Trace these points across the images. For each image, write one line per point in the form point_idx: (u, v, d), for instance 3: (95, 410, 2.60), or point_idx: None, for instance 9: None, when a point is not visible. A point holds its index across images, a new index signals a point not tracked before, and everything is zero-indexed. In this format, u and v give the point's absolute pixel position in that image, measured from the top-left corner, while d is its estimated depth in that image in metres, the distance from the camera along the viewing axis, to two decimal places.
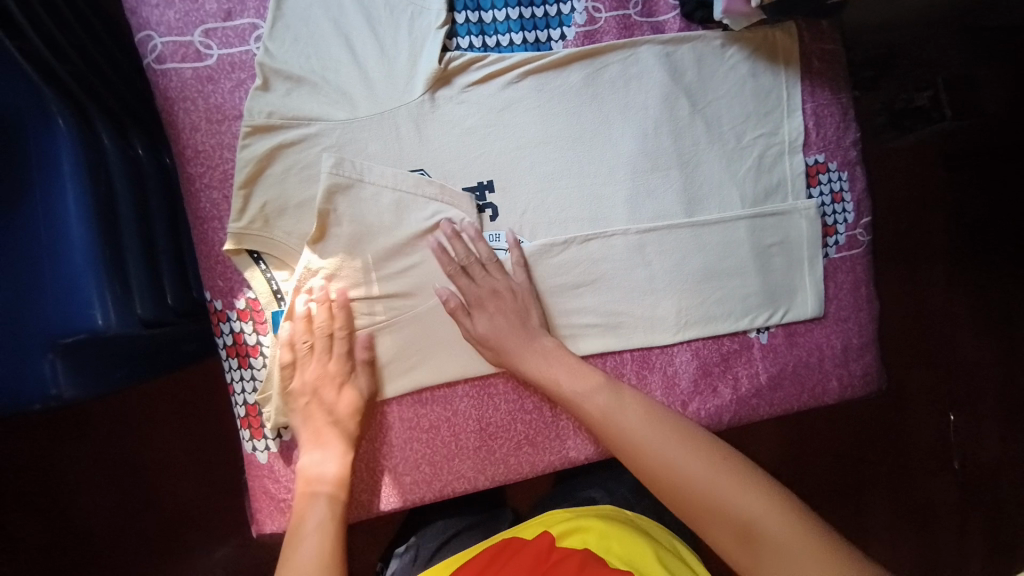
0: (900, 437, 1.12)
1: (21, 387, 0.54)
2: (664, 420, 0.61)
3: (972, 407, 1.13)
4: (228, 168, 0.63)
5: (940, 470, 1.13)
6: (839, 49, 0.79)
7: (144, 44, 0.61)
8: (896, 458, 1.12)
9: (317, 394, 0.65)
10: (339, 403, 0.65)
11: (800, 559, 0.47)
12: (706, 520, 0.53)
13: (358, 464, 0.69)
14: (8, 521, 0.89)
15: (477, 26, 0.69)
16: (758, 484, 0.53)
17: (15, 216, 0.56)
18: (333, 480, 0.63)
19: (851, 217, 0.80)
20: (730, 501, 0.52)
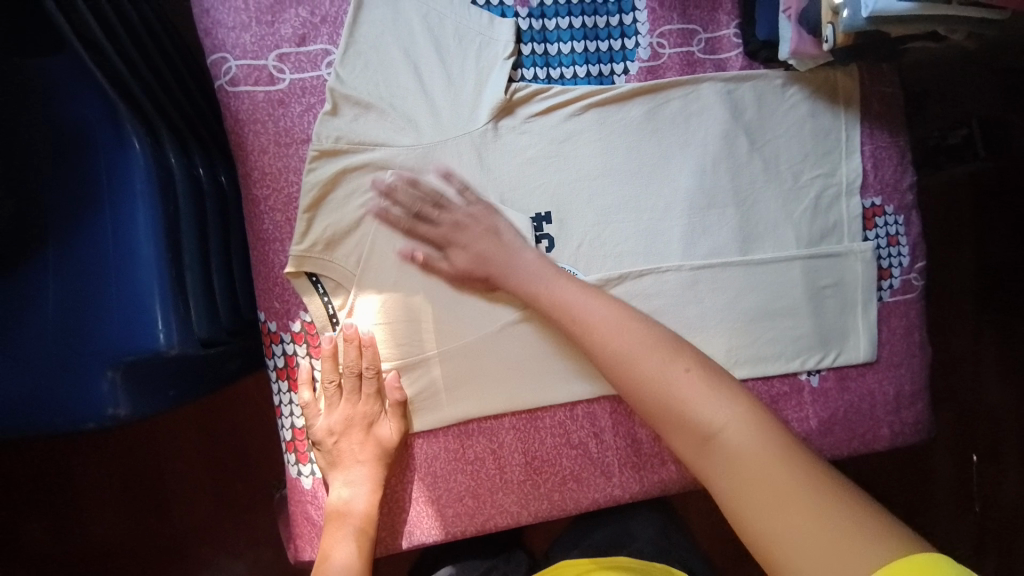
0: (924, 477, 1.09)
1: (81, 405, 0.55)
2: (632, 318, 0.56)
3: (996, 450, 1.09)
4: (292, 191, 0.64)
5: (961, 513, 1.09)
6: (898, 92, 0.78)
7: (218, 66, 0.63)
8: (919, 499, 1.09)
9: (356, 423, 0.65)
10: (379, 433, 0.65)
11: (757, 468, 0.44)
12: (666, 422, 0.50)
13: (388, 495, 0.68)
14: (28, 525, 0.89)
15: (542, 58, 0.70)
16: (726, 387, 0.49)
17: (90, 230, 0.57)
18: (362, 513, 0.63)
19: (906, 260, 0.79)
20: (694, 405, 0.48)
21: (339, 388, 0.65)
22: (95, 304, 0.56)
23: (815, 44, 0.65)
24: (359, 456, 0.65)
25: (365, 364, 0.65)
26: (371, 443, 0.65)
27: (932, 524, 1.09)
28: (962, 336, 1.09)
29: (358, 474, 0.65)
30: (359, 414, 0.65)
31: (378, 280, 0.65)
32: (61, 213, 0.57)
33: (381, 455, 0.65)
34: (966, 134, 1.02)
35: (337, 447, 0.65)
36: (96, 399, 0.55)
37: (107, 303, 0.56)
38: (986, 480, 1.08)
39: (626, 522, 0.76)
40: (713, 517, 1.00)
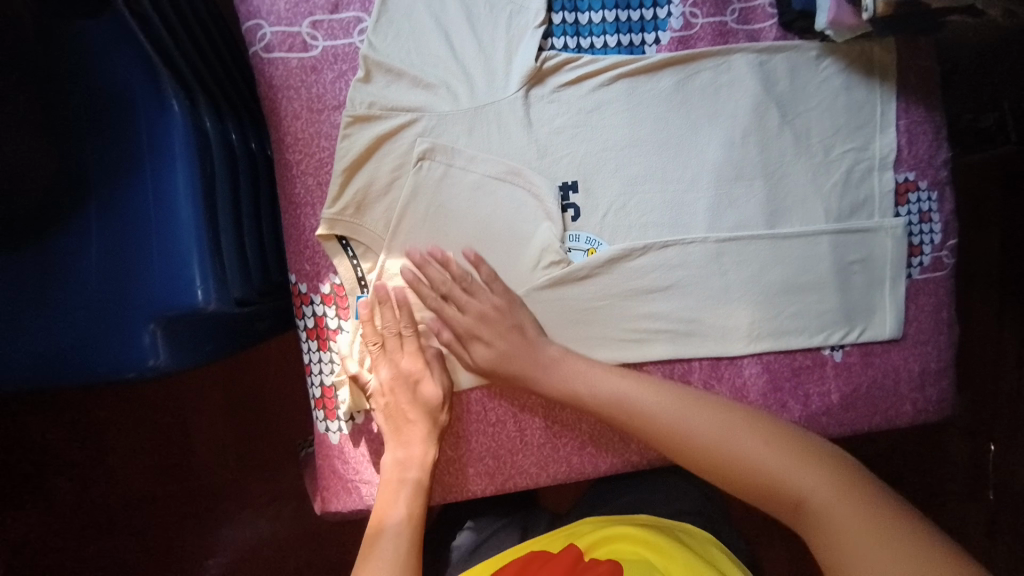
0: (941, 463, 1.09)
1: (124, 357, 0.57)
2: (698, 401, 0.60)
3: (1018, 439, 1.07)
4: (325, 156, 0.65)
5: (979, 500, 1.08)
6: (936, 66, 0.77)
7: (253, 32, 0.64)
8: (936, 486, 1.08)
9: (398, 386, 0.66)
10: (419, 397, 0.66)
11: (847, 531, 0.48)
12: (765, 499, 0.54)
13: (443, 454, 0.70)
14: (67, 477, 0.93)
15: (573, 27, 0.70)
16: (805, 456, 0.53)
17: (133, 192, 0.60)
18: (419, 466, 0.65)
19: (938, 238, 0.78)
20: (785, 477, 0.52)
21: (382, 349, 0.67)
22: (139, 261, 0.59)
23: (854, 14, 0.64)
24: (411, 413, 0.66)
25: (404, 325, 0.67)
26: (419, 401, 0.66)
27: (947, 508, 1.08)
28: (992, 321, 1.07)
29: (410, 433, 0.66)
30: (405, 372, 0.66)
31: (404, 246, 0.67)
32: (108, 173, 0.60)
33: (432, 410, 0.67)
34: (999, 117, 0.98)
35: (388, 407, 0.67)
36: (137, 352, 0.57)
37: (149, 259, 0.59)
38: (1007, 465, 1.07)
39: (643, 491, 0.77)
40: (726, 495, 1.01)
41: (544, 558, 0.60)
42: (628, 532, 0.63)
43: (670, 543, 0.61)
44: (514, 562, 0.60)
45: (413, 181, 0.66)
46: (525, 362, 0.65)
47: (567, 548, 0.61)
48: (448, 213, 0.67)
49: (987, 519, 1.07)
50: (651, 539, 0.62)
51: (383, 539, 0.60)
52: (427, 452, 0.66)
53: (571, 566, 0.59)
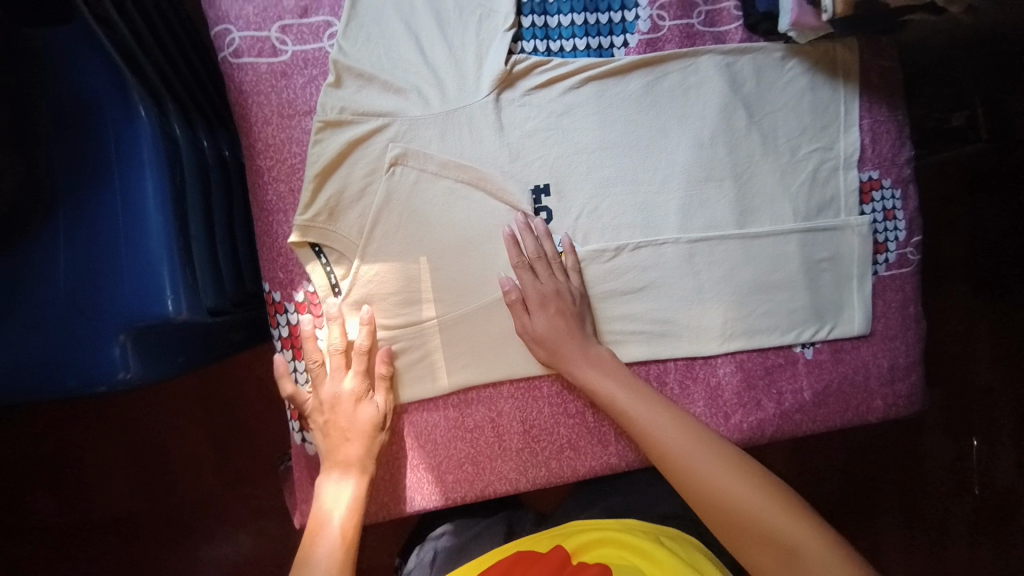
0: (920, 458, 1.11)
1: (93, 370, 0.56)
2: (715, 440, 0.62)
3: (991, 431, 1.10)
4: (295, 162, 0.65)
5: (955, 492, 1.11)
6: (897, 66, 0.79)
7: (221, 37, 0.64)
8: (914, 480, 1.11)
9: (335, 409, 0.65)
10: (354, 419, 0.65)
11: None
12: (754, 544, 0.55)
13: (381, 474, 0.69)
14: (38, 496, 0.91)
15: (542, 30, 0.71)
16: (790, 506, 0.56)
17: (96, 200, 0.58)
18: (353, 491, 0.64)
19: (902, 235, 0.80)
20: (780, 528, 0.54)
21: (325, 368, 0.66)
22: (107, 270, 0.57)
23: (814, 15, 0.66)
24: (348, 433, 0.65)
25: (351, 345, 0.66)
26: (361, 420, 0.65)
27: (925, 500, 1.11)
28: (963, 316, 1.10)
29: (349, 457, 0.65)
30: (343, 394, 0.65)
31: (377, 251, 0.66)
32: (69, 181, 0.58)
33: (371, 430, 0.65)
34: (967, 116, 1.02)
35: (332, 420, 0.65)
36: (107, 365, 0.56)
37: (118, 271, 0.57)
38: (982, 456, 1.10)
39: (623, 493, 0.78)
40: None
41: (532, 559, 0.60)
42: (613, 536, 0.64)
43: (658, 548, 0.62)
44: (502, 560, 0.60)
45: (385, 188, 0.66)
46: (571, 353, 0.67)
47: (556, 549, 0.61)
48: (421, 216, 0.67)
49: (964, 511, 1.10)
50: (638, 544, 0.62)
51: (314, 561, 0.59)
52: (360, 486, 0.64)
53: (560, 566, 0.59)
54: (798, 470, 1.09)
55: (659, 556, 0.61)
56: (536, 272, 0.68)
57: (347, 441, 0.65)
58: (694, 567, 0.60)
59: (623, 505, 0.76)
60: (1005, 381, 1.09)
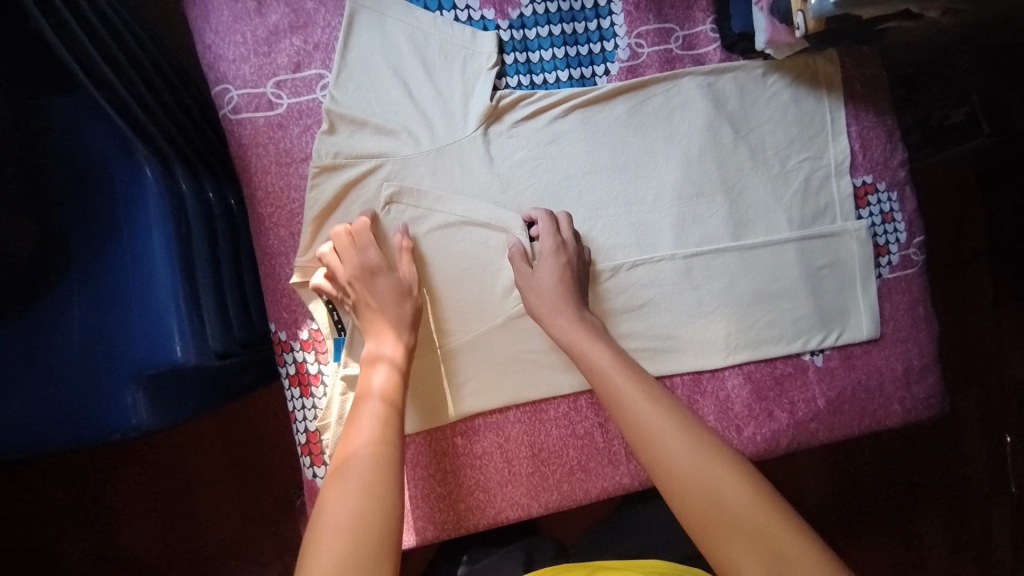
0: (955, 462, 1.07)
1: (108, 418, 0.59)
2: (700, 427, 0.56)
3: None
4: (295, 208, 0.68)
5: (996, 497, 1.07)
6: (882, 72, 0.79)
7: (221, 96, 0.67)
8: (951, 485, 1.07)
9: (364, 289, 0.66)
10: (383, 294, 0.66)
11: None
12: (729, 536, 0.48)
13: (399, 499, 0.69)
14: (66, 549, 0.92)
15: (525, 66, 0.73)
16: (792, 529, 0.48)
17: (107, 257, 0.62)
18: (387, 383, 0.61)
19: (903, 236, 0.79)
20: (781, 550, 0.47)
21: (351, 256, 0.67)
22: (119, 322, 0.60)
23: (788, 33, 0.67)
24: (382, 303, 0.66)
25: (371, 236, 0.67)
26: (390, 294, 0.66)
27: (966, 507, 1.07)
28: (986, 315, 1.07)
29: (384, 330, 0.65)
30: (368, 268, 0.66)
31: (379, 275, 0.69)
32: (84, 240, 0.62)
33: (401, 296, 0.66)
34: (969, 111, 1.00)
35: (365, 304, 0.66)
36: (120, 412, 0.58)
37: (128, 320, 0.60)
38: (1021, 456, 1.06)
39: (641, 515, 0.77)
40: None
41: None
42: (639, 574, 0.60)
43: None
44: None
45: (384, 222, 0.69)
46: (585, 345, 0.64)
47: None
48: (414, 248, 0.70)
49: (1009, 515, 1.06)
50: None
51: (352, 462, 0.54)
52: (397, 373, 0.63)
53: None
54: (827, 481, 1.05)
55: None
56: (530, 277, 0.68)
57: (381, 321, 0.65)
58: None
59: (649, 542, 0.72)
60: None
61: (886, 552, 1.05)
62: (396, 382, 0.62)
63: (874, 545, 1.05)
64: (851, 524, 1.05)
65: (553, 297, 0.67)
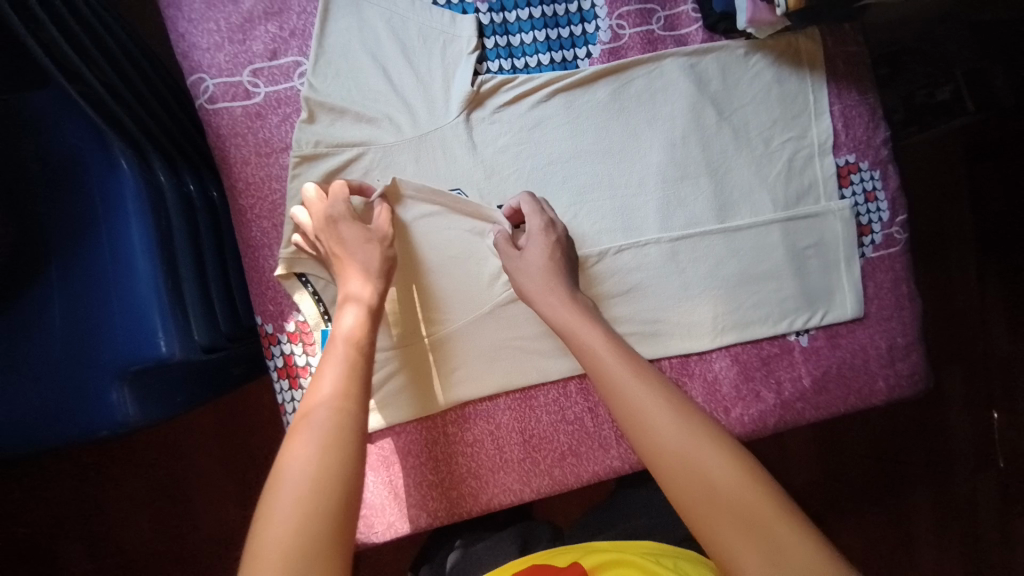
0: (942, 437, 1.09)
1: (93, 415, 0.58)
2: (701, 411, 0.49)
3: (1013, 404, 1.08)
4: (276, 198, 0.67)
5: (980, 470, 1.09)
6: (863, 50, 0.79)
7: (196, 86, 0.66)
8: (938, 460, 1.09)
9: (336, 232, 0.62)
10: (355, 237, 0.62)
11: None
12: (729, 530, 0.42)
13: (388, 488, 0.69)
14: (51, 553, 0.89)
15: (506, 50, 0.73)
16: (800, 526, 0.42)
17: (86, 253, 0.61)
18: (358, 322, 0.56)
19: (886, 215, 0.80)
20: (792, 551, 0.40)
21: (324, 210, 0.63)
22: (99, 319, 0.60)
23: (770, 10, 0.67)
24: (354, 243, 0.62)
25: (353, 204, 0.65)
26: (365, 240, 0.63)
27: (952, 481, 1.09)
28: (971, 293, 1.09)
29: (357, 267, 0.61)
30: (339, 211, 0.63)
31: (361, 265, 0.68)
32: (61, 237, 0.61)
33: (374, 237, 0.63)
34: (954, 88, 0.96)
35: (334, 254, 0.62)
36: (106, 409, 0.58)
37: (110, 317, 0.60)
38: (1005, 430, 1.08)
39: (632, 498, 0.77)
40: None
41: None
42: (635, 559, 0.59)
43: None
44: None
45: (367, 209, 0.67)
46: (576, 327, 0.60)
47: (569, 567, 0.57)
48: (400, 237, 0.69)
49: (994, 488, 1.08)
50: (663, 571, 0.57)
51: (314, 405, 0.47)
52: (369, 313, 0.58)
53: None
54: (817, 460, 1.07)
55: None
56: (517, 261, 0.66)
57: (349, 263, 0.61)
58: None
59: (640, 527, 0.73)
60: None
61: (874, 526, 1.07)
62: (367, 322, 0.57)
63: (864, 521, 1.07)
64: (841, 501, 1.07)
65: (541, 277, 0.64)
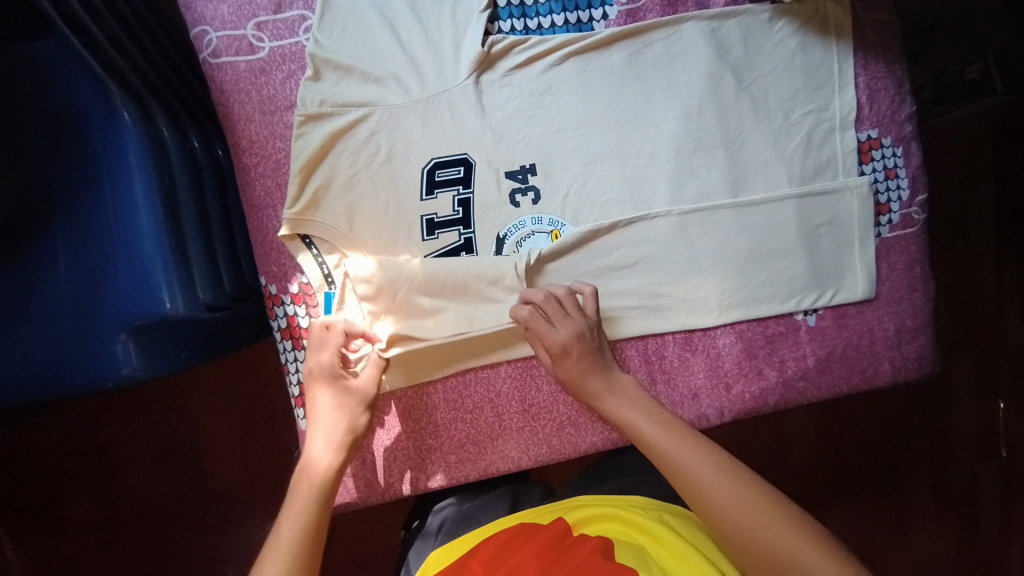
0: (945, 424, 1.09)
1: (98, 368, 0.59)
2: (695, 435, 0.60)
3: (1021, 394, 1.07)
4: (280, 157, 0.66)
5: (982, 458, 1.09)
6: (894, 19, 0.76)
7: (200, 38, 0.65)
8: (939, 446, 1.09)
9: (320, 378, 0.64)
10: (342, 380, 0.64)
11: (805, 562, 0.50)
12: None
13: (395, 449, 0.71)
14: (63, 500, 0.92)
15: (518, 9, 0.70)
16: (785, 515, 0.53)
17: (90, 206, 0.60)
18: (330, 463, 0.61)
19: (905, 194, 0.77)
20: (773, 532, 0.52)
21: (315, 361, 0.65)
22: (103, 273, 0.60)
23: None
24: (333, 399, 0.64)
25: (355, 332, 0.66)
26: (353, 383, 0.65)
27: (952, 467, 1.09)
28: (987, 279, 1.07)
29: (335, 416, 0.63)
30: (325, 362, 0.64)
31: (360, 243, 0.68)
32: (63, 189, 0.60)
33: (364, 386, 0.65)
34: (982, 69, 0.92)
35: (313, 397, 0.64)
36: (110, 362, 0.58)
37: (114, 272, 0.60)
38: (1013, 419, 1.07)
39: (628, 464, 0.79)
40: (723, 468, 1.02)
41: (530, 532, 0.62)
42: (614, 511, 0.65)
43: (656, 524, 0.63)
44: (500, 535, 0.63)
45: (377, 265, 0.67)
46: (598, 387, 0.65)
47: (554, 523, 0.63)
48: (398, 189, 0.68)
49: (994, 476, 1.08)
50: (640, 521, 0.63)
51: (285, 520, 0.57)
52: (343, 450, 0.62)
53: (557, 540, 0.60)
54: (818, 439, 1.07)
55: (659, 532, 0.62)
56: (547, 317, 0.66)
57: (331, 389, 0.64)
58: (697, 552, 0.59)
59: (630, 483, 0.74)
60: None
61: (869, 506, 1.08)
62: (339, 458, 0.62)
63: (859, 501, 1.08)
64: (838, 481, 1.07)
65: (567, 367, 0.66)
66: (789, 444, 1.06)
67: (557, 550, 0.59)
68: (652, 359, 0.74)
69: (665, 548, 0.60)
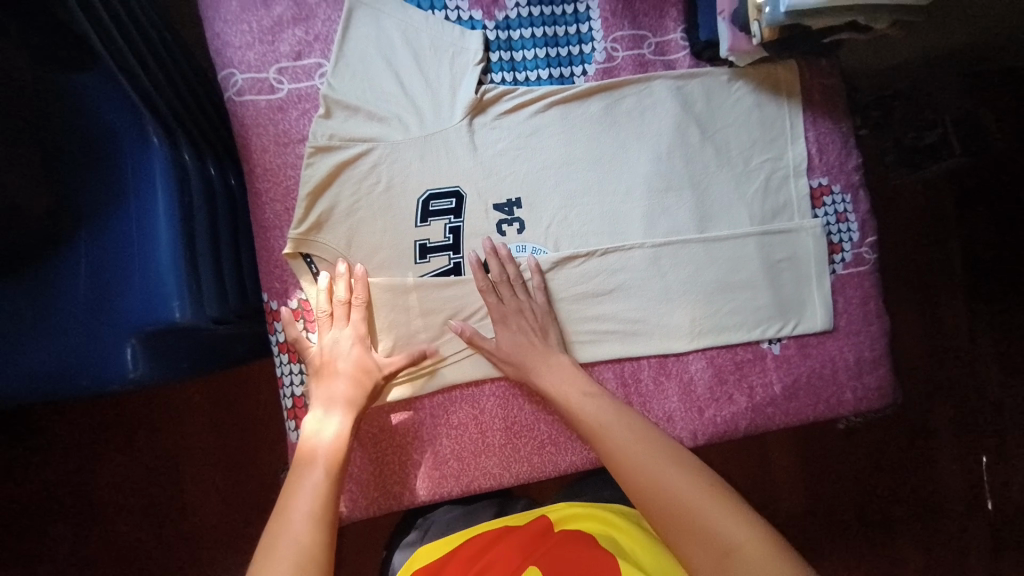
0: (926, 471, 1.12)
1: (105, 371, 0.62)
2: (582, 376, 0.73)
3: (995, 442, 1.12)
4: (290, 185, 0.73)
5: (962, 503, 1.12)
6: (839, 83, 0.87)
7: (226, 80, 0.73)
8: (920, 492, 1.12)
9: (331, 352, 0.70)
10: (347, 359, 0.70)
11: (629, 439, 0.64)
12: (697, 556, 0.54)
13: (382, 464, 0.74)
14: (48, 525, 0.92)
15: (509, 64, 0.80)
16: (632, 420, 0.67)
17: (114, 222, 0.66)
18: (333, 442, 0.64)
19: (856, 235, 0.85)
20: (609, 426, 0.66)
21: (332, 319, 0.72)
22: (120, 282, 0.65)
23: (747, 40, 0.74)
24: (341, 368, 0.69)
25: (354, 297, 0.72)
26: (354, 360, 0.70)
27: (935, 515, 1.12)
28: (956, 329, 1.13)
29: (336, 391, 0.68)
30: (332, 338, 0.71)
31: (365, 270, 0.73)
32: (92, 206, 0.67)
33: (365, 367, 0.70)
34: (942, 133, 1.07)
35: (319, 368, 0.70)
36: (118, 365, 0.62)
37: (128, 282, 0.64)
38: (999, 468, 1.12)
39: (608, 487, 0.81)
40: None
41: (509, 534, 0.64)
42: (594, 512, 0.67)
43: (630, 524, 0.66)
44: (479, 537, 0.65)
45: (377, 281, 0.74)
46: (538, 369, 0.72)
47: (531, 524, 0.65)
48: (396, 215, 0.74)
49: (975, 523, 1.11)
50: (616, 521, 0.66)
51: (308, 473, 0.60)
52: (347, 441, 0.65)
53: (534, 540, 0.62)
54: (799, 480, 1.10)
55: (633, 531, 0.65)
56: (500, 293, 0.74)
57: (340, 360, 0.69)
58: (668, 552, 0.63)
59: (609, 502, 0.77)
60: (1000, 389, 1.12)
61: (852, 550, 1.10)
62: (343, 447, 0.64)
63: (843, 546, 1.10)
64: (822, 526, 1.10)
65: (566, 377, 0.72)
66: (773, 483, 1.10)
67: (536, 547, 0.61)
68: (628, 382, 0.79)
69: (640, 546, 0.63)
